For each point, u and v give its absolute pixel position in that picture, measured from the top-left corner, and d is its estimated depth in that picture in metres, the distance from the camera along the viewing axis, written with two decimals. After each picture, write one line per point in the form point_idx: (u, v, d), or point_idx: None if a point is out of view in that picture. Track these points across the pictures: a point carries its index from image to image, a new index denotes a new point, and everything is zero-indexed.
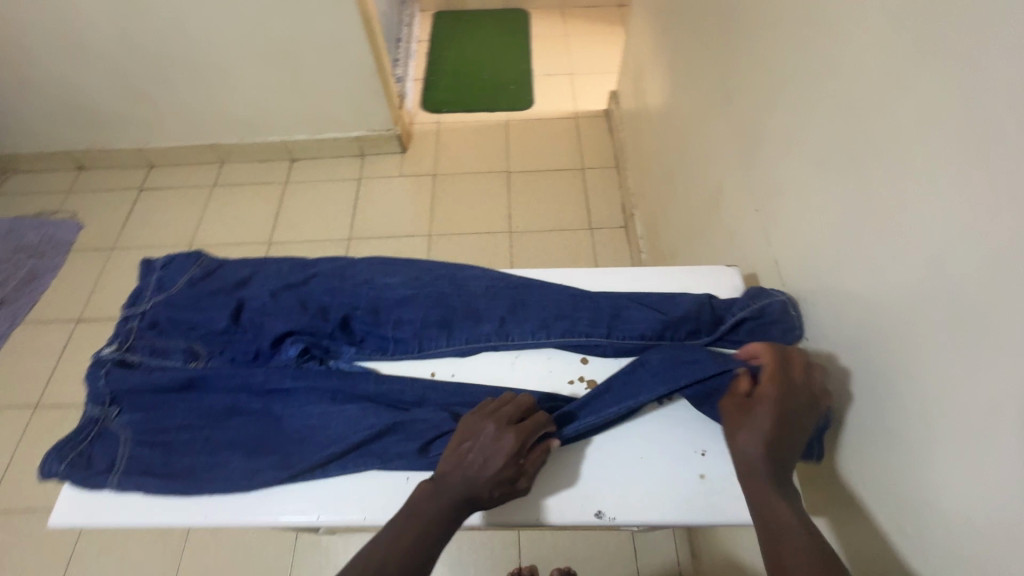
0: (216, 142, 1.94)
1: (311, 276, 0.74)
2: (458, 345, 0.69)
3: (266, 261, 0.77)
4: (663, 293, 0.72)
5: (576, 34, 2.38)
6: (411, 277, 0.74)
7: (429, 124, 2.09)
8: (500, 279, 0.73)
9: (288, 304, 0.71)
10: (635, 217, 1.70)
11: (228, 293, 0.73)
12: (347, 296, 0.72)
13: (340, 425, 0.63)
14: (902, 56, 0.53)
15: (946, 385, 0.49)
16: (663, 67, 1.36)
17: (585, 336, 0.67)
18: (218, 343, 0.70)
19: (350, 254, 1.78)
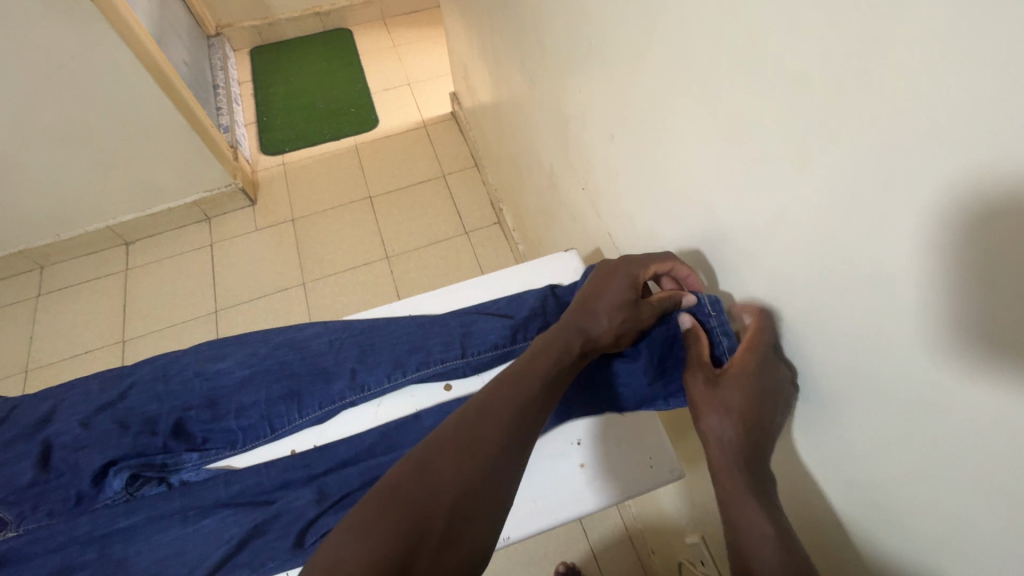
0: (26, 247, 1.69)
1: (128, 388, 0.66)
2: (313, 414, 0.65)
3: (72, 384, 0.68)
4: (509, 296, 0.73)
5: (404, 42, 2.34)
6: (246, 354, 0.68)
7: (274, 168, 1.96)
8: (343, 329, 0.70)
9: (104, 429, 0.63)
10: (504, 210, 1.71)
11: (29, 437, 0.63)
12: (176, 398, 0.65)
13: (199, 545, 0.58)
14: (656, 25, 0.56)
15: (767, 307, 0.55)
16: (482, 60, 1.37)
17: (440, 363, 0.66)
18: (27, 500, 0.60)
19: (221, 327, 1.63)
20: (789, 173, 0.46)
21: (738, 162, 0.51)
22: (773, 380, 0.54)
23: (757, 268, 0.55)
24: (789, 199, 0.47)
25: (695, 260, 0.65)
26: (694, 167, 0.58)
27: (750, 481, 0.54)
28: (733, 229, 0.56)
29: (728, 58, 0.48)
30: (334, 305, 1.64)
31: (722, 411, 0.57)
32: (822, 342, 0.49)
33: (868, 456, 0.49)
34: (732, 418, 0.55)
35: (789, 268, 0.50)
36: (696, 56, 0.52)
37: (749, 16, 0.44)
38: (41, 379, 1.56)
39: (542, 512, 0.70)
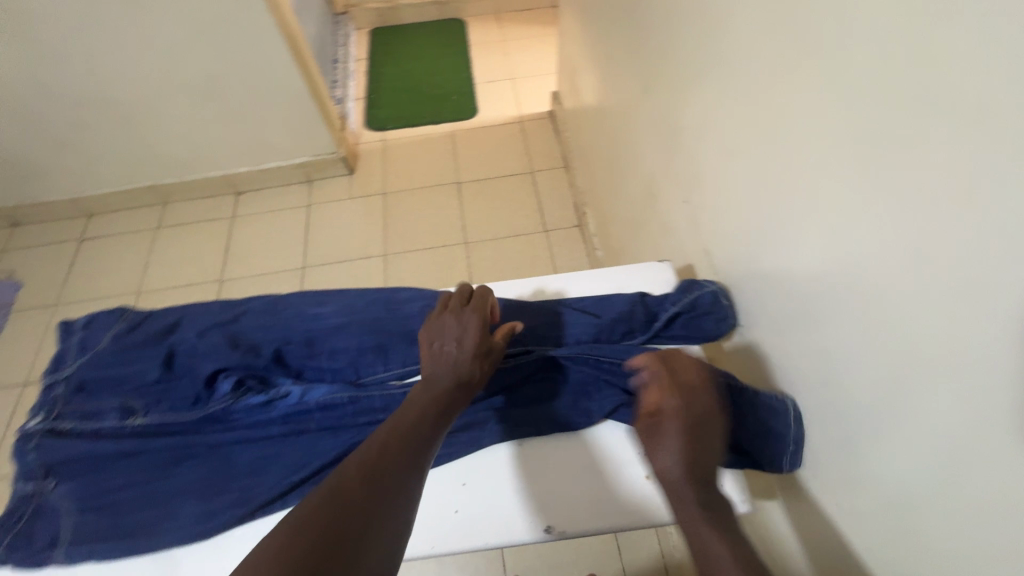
0: (155, 184, 1.89)
1: (241, 314, 0.73)
2: (396, 368, 0.69)
3: (193, 303, 0.76)
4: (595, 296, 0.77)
5: (515, 38, 2.39)
6: (343, 304, 0.74)
7: (374, 142, 2.07)
8: (433, 298, 0.75)
9: (213, 342, 0.69)
10: (588, 215, 1.70)
11: (157, 343, 0.71)
12: (279, 330, 0.71)
13: (296, 455, 0.64)
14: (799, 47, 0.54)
15: (854, 358, 0.52)
16: (595, 62, 1.36)
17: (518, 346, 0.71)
18: (153, 394, 0.67)
19: (305, 283, 1.74)
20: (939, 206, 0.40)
21: (859, 199, 0.48)
22: (699, 421, 0.59)
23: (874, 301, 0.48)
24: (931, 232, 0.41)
25: (795, 288, 0.60)
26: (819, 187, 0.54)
27: (707, 516, 0.55)
28: (853, 256, 0.50)
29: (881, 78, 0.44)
30: (409, 280, 1.71)
31: (668, 449, 0.59)
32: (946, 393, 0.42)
33: (937, 538, 0.45)
34: (679, 458, 0.58)
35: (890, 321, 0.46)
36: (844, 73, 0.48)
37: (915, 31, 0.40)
38: (148, 302, 1.74)
39: (601, 514, 0.65)
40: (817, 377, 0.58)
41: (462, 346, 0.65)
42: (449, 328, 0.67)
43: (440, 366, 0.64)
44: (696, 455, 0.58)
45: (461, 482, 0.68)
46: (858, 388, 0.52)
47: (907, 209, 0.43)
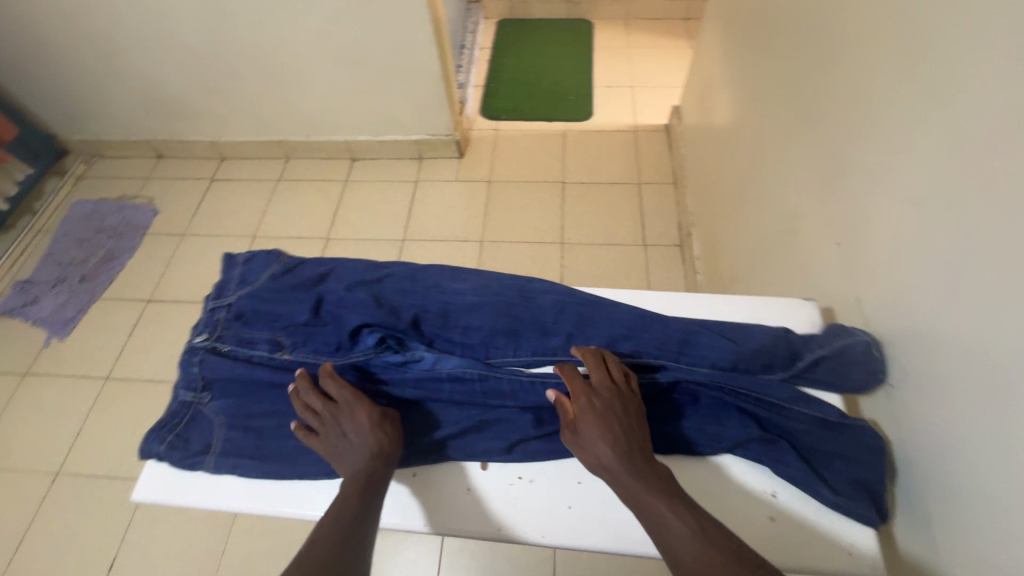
0: (284, 139, 2.03)
1: (385, 276, 0.80)
2: (526, 355, 0.75)
3: (341, 257, 0.83)
4: (736, 324, 0.78)
5: (640, 46, 2.36)
6: (480, 284, 0.80)
7: (487, 130, 2.11)
8: (568, 295, 0.79)
9: (359, 296, 0.75)
10: (693, 236, 1.66)
11: (307, 288, 0.77)
12: (418, 298, 0.77)
13: (424, 419, 0.72)
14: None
15: None
16: (739, 83, 1.31)
17: (653, 357, 0.74)
18: (300, 335, 0.75)
19: (403, 255, 1.81)
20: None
21: None
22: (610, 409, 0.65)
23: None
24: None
25: (977, 358, 0.54)
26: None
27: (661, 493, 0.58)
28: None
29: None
30: (501, 270, 1.74)
31: (602, 442, 0.63)
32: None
33: None
34: (611, 445, 0.62)
35: None
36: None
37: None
38: (261, 247, 1.88)
39: None
40: (989, 460, 0.52)
41: (364, 441, 0.65)
42: (350, 423, 0.67)
43: (349, 461, 0.64)
44: (620, 437, 0.63)
45: (576, 482, 0.68)
46: None
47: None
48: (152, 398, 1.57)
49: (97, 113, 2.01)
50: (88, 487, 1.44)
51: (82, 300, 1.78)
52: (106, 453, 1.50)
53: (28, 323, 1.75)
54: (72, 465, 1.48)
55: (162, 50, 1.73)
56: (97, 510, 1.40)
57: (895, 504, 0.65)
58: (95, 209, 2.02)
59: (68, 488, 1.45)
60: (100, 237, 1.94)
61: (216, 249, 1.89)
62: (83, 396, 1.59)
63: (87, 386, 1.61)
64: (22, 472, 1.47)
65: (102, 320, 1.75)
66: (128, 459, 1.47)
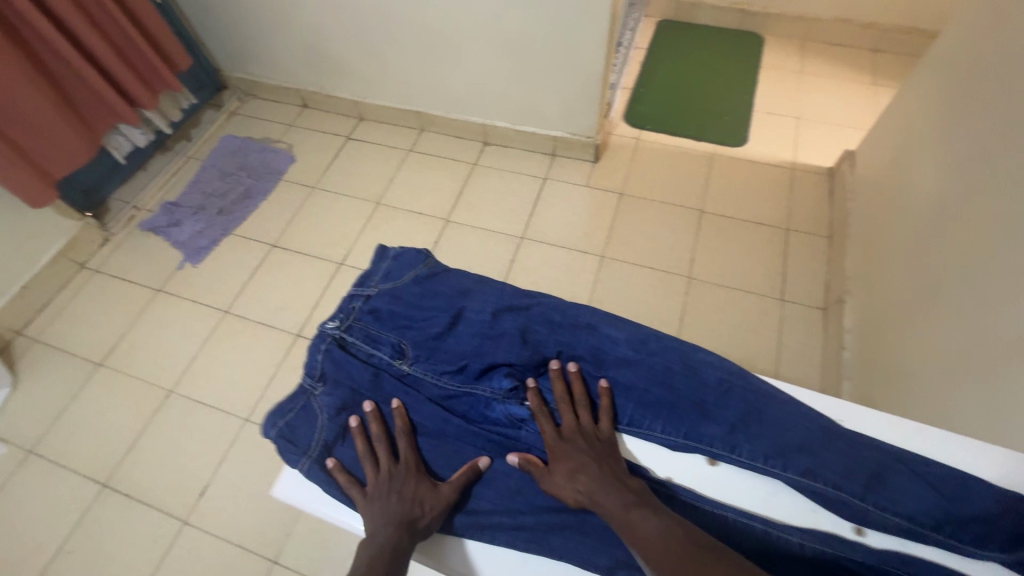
0: (424, 110, 2.02)
1: (525, 311, 0.97)
2: (682, 433, 0.87)
3: (483, 282, 1.03)
4: (946, 470, 0.79)
5: (814, 73, 2.11)
6: (635, 344, 0.93)
7: (627, 138, 1.99)
8: (732, 381, 0.88)
9: (506, 343, 0.93)
10: (844, 304, 1.47)
11: (448, 308, 0.98)
12: (558, 344, 0.94)
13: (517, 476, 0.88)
14: None
15: None
16: (968, 153, 1.11)
17: (832, 485, 0.79)
18: (431, 349, 0.96)
19: (518, 253, 1.76)
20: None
21: None
22: (575, 447, 0.85)
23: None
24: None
25: None
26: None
27: (621, 496, 0.78)
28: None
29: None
30: (618, 293, 1.63)
31: (575, 471, 0.83)
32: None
33: None
34: (585, 471, 0.82)
35: None
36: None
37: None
38: (383, 214, 1.90)
39: None
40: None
41: (406, 492, 0.82)
42: (397, 475, 0.84)
43: (394, 503, 0.81)
44: (589, 465, 0.82)
45: None
46: None
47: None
48: (262, 341, 1.64)
49: (260, 56, 2.10)
50: (194, 412, 1.53)
51: (216, 232, 1.89)
52: (213, 382, 1.58)
53: (169, 243, 1.88)
54: (184, 388, 1.58)
55: (334, 6, 1.75)
56: (200, 436, 1.49)
57: None
58: (240, 146, 2.12)
59: (177, 408, 1.54)
60: (241, 174, 2.04)
61: (341, 207, 1.93)
62: (203, 324, 1.69)
63: (208, 315, 1.71)
64: (142, 382, 1.59)
65: (230, 255, 1.84)
66: (233, 394, 1.55)
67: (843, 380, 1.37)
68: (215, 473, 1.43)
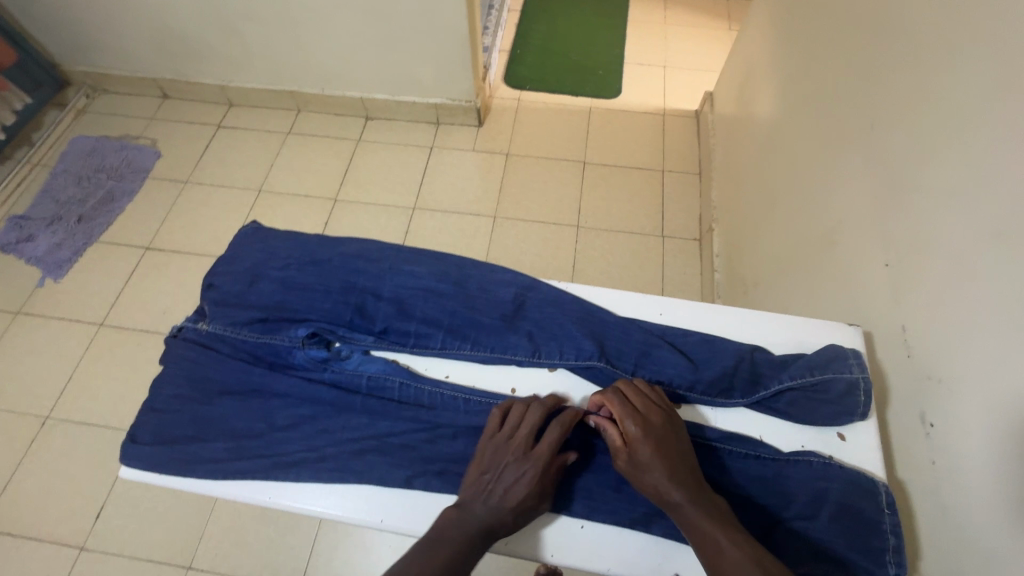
0: (297, 90, 1.94)
1: (335, 255, 0.71)
2: (481, 352, 0.65)
3: (298, 233, 0.76)
4: (703, 337, 0.70)
5: (675, 23, 2.24)
6: (439, 270, 0.70)
7: (509, 100, 2.02)
8: (532, 287, 0.70)
9: (311, 282, 0.68)
10: (714, 231, 1.60)
11: (253, 263, 0.71)
12: (369, 279, 0.69)
13: (328, 416, 0.62)
14: None
15: None
16: (788, 76, 1.23)
17: (612, 367, 0.64)
18: (223, 307, 0.68)
19: (412, 223, 1.75)
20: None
21: None
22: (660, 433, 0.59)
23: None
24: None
25: None
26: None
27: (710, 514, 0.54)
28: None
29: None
30: (512, 250, 1.68)
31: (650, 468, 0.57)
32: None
33: None
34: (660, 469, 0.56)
35: None
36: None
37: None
38: (267, 201, 1.82)
39: None
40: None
41: (507, 496, 0.54)
42: (505, 465, 0.56)
43: (480, 503, 0.53)
44: (673, 461, 0.57)
45: (579, 524, 0.63)
46: None
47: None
48: (146, 349, 1.54)
49: (102, 44, 1.91)
50: (78, 434, 1.42)
51: (78, 242, 1.73)
52: (95, 401, 1.47)
53: (24, 260, 1.70)
54: (62, 411, 1.45)
55: None
56: (88, 457, 1.39)
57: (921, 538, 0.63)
58: (95, 146, 1.93)
59: (58, 434, 1.42)
60: (101, 176, 1.86)
61: (219, 199, 1.82)
62: (76, 341, 1.56)
63: (82, 331, 1.57)
64: (12, 414, 1.45)
65: (98, 264, 1.69)
66: (121, 409, 1.45)
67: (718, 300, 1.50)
68: (109, 493, 1.34)
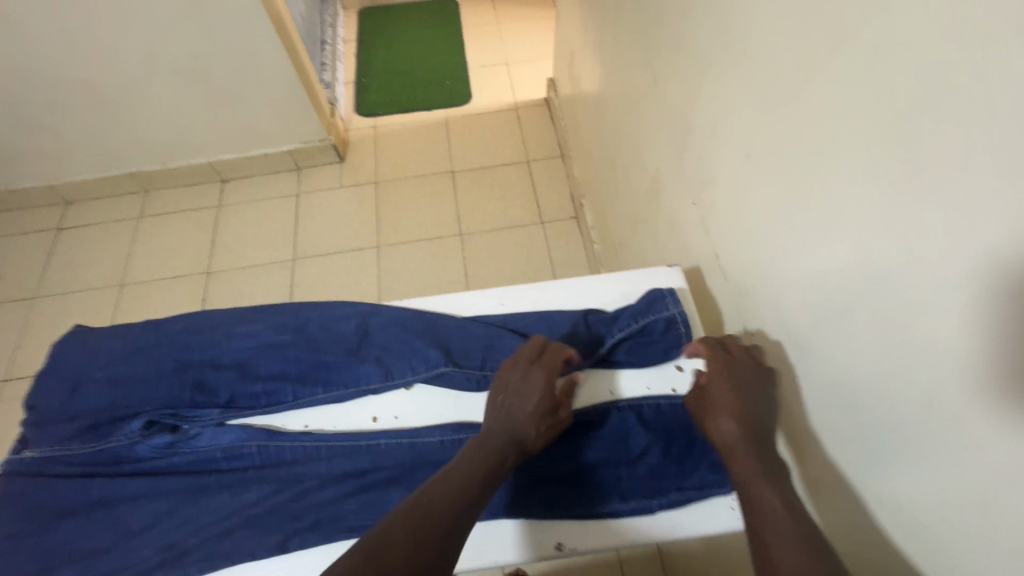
0: (138, 170, 1.82)
1: (162, 336, 0.68)
2: (335, 393, 0.65)
3: (122, 324, 0.72)
4: (543, 314, 0.74)
5: (508, 21, 2.32)
6: (275, 322, 0.70)
7: (365, 129, 2.01)
8: (370, 314, 0.71)
9: (140, 371, 0.65)
10: (584, 206, 1.67)
11: (74, 370, 0.67)
12: (206, 352, 0.67)
13: (186, 504, 0.60)
14: (821, 58, 0.52)
15: (876, 371, 0.51)
16: (598, 50, 1.32)
17: (460, 368, 0.65)
18: (47, 425, 0.63)
19: (296, 275, 1.70)
20: (1000, 223, 0.37)
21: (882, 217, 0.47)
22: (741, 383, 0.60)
23: (918, 317, 0.45)
24: (991, 247, 0.38)
25: (825, 302, 0.57)
26: (859, 194, 0.50)
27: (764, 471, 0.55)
28: (890, 269, 0.47)
29: (938, 74, 0.40)
30: (403, 273, 1.68)
31: (722, 416, 0.60)
32: (992, 424, 0.39)
33: (954, 555, 0.45)
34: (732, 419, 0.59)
35: (916, 338, 0.45)
36: (892, 70, 0.44)
37: (982, 20, 0.36)
38: (133, 294, 1.69)
39: (619, 533, 0.61)
40: (845, 395, 0.55)
41: (523, 404, 0.60)
42: (512, 379, 0.63)
43: (496, 419, 0.60)
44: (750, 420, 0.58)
45: None
46: (876, 403, 0.51)
47: (963, 217, 0.40)
48: None
49: None
50: None
51: None
52: None
53: None
54: None
55: None
56: None
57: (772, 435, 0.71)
58: None
59: None
60: None
61: (79, 306, 1.68)
62: None
63: None
64: None
65: None
66: None
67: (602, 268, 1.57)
68: None
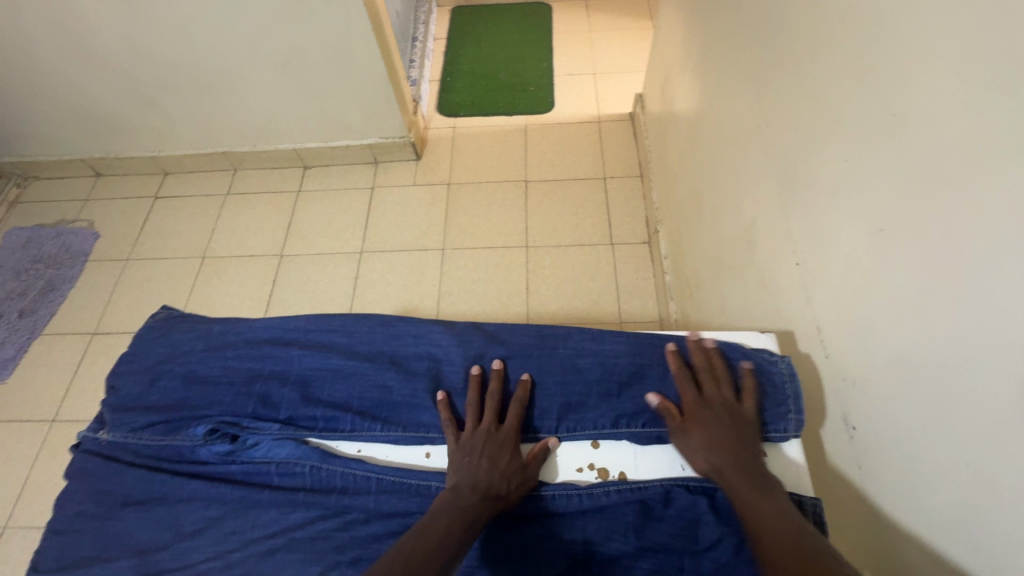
0: (229, 150, 1.91)
1: (241, 343, 0.71)
2: (392, 433, 0.65)
3: (208, 320, 0.75)
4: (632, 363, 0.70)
5: (600, 29, 2.26)
6: (347, 349, 0.70)
7: (444, 129, 2.01)
8: (443, 356, 0.70)
9: (216, 377, 0.68)
10: (659, 233, 1.59)
11: (158, 363, 0.71)
12: (277, 366, 0.69)
13: (237, 515, 0.61)
14: (983, 137, 0.44)
15: (1004, 518, 0.43)
16: (698, 74, 1.24)
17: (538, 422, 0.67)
18: (129, 412, 0.68)
19: (361, 268, 1.73)
20: None
21: None
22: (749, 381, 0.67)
23: None
24: None
25: (948, 419, 0.48)
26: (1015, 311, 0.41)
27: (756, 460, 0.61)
28: None
29: None
30: (465, 280, 1.66)
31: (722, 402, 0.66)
32: None
33: None
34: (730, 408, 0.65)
35: None
36: None
37: None
38: (212, 267, 1.78)
39: None
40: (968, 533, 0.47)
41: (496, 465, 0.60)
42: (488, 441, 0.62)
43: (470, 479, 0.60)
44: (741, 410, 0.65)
45: None
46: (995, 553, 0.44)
47: None
48: None
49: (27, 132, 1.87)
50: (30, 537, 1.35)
51: (21, 338, 1.66)
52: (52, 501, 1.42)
53: None
54: (17, 517, 1.39)
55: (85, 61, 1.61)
56: None
57: (855, 542, 0.63)
58: (29, 236, 1.87)
59: (16, 542, 1.36)
60: (38, 267, 1.80)
61: (164, 272, 1.79)
62: (29, 441, 1.50)
63: (33, 429, 1.52)
64: None
65: (44, 358, 1.64)
66: None
67: (670, 302, 1.48)
68: None
